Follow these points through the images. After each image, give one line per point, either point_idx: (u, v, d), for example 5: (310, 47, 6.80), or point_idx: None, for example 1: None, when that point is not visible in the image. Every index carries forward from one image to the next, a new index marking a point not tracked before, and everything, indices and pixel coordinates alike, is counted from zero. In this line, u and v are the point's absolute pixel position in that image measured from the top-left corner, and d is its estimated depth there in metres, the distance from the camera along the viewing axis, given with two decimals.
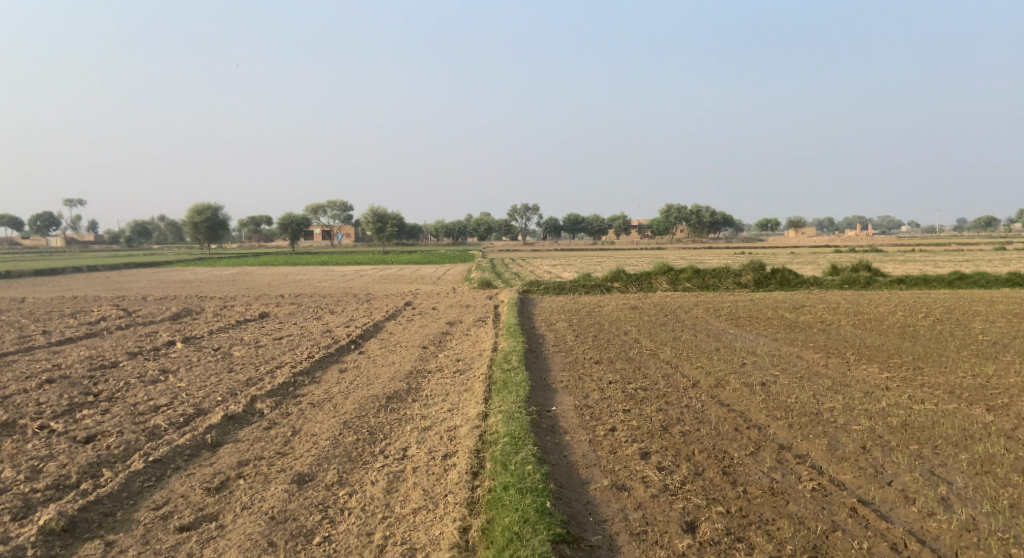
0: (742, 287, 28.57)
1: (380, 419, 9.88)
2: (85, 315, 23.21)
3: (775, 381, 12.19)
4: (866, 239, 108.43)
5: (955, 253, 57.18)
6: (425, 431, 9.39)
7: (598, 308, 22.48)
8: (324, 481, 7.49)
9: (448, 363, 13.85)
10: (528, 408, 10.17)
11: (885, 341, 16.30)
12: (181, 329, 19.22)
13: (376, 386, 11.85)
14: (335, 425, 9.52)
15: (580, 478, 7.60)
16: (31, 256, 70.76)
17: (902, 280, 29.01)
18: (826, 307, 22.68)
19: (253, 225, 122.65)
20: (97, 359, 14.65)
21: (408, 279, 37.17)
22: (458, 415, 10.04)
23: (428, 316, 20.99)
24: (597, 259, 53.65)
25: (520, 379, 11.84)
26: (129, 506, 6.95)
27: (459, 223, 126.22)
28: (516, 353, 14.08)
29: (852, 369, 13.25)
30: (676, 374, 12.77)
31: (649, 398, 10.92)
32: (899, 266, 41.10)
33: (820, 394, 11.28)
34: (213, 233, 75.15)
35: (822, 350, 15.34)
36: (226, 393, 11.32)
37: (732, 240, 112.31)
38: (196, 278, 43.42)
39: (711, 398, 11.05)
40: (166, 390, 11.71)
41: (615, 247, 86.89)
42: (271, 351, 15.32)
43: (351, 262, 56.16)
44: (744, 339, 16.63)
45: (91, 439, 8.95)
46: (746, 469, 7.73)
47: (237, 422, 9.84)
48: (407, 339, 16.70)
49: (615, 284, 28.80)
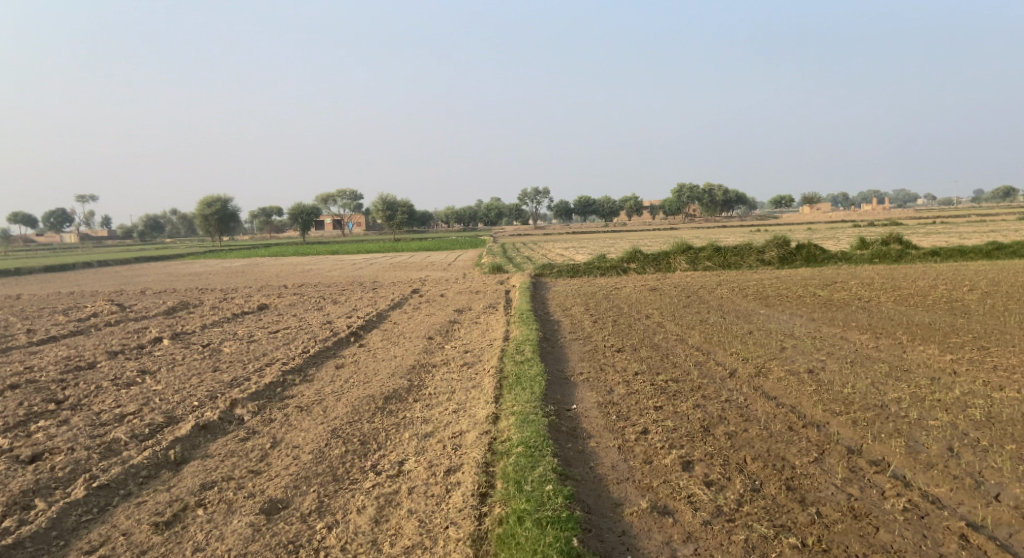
0: (765, 265, 26.96)
1: (375, 425, 8.54)
2: (78, 312, 21.98)
3: (823, 367, 10.74)
4: (887, 212, 105.61)
5: (978, 224, 55.13)
6: (425, 439, 8.05)
7: (615, 290, 21.09)
8: (299, 510, 6.19)
9: (455, 355, 12.52)
10: (545, 408, 8.77)
11: (936, 318, 14.76)
12: (173, 324, 17.96)
13: (374, 385, 10.51)
14: (321, 435, 8.17)
15: (611, 498, 6.25)
16: (41, 252, 70.34)
17: (936, 252, 27.29)
18: (860, 283, 21.14)
19: (263, 217, 121.90)
20: (74, 361, 13.39)
21: (416, 267, 35.70)
22: (464, 419, 8.68)
23: (435, 304, 19.63)
24: (611, 240, 52.19)
25: (535, 374, 10.44)
26: (56, 549, 5.72)
27: (470, 211, 125.00)
28: (529, 342, 12.74)
29: (908, 352, 11.76)
30: (711, 362, 11.33)
31: (683, 392, 9.51)
32: (926, 238, 39.10)
33: (879, 382, 9.81)
34: (223, 226, 73.91)
35: (868, 329, 13.87)
36: (203, 397, 10.00)
37: (733, 221, 104.99)
38: (201, 270, 42.25)
39: (753, 390, 9.62)
40: (138, 394, 10.42)
41: (627, 228, 84.74)
42: (262, 345, 14.01)
43: (363, 250, 55.21)
44: (778, 321, 15.12)
45: (37, 458, 7.71)
46: (816, 481, 6.37)
47: (210, 432, 8.52)
48: (411, 330, 15.33)
49: (632, 265, 27.31)
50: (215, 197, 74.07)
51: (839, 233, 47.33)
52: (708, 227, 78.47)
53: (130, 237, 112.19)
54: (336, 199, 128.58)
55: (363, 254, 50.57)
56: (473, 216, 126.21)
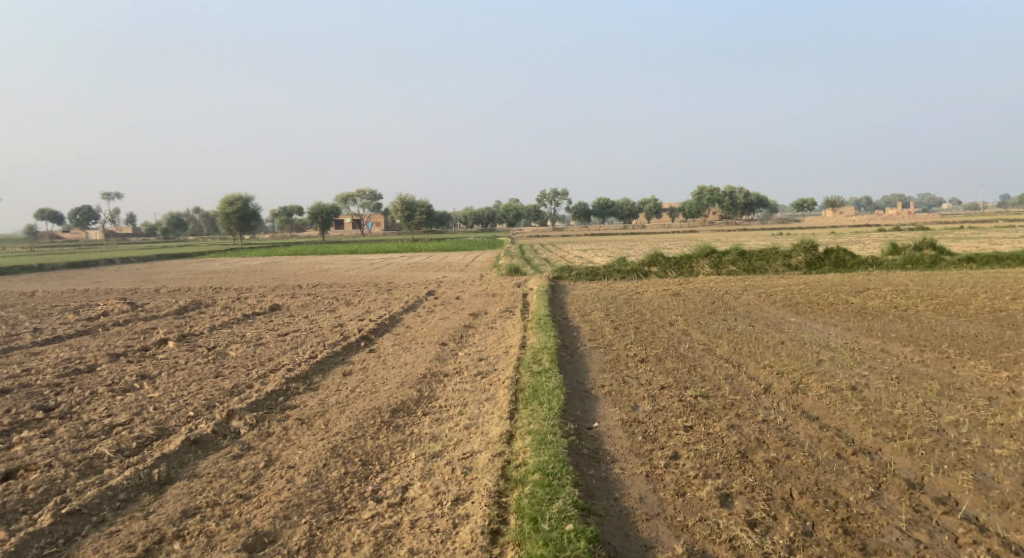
0: (792, 270, 25.95)
1: (379, 443, 7.84)
2: (87, 310, 21.49)
3: (867, 384, 9.85)
4: (911, 216, 103.62)
5: (1009, 230, 53.44)
6: (434, 460, 7.36)
7: (636, 294, 20.27)
8: (286, 548, 5.65)
9: (469, 363, 11.79)
10: (565, 427, 8.03)
11: (981, 330, 13.79)
12: (181, 325, 17.40)
13: (381, 396, 9.79)
14: (320, 454, 7.47)
15: (639, 540, 5.69)
16: (64, 249, 70.83)
17: (971, 258, 26.13)
18: (894, 290, 20.13)
19: (284, 216, 122.40)
20: (74, 363, 12.83)
21: (433, 267, 35.05)
22: (477, 437, 7.97)
23: (450, 307, 18.92)
24: (631, 243, 51.19)
25: (553, 387, 9.68)
26: None
27: (489, 211, 124.37)
28: (546, 351, 11.98)
29: (958, 368, 10.83)
30: (742, 376, 10.50)
31: (715, 410, 8.70)
32: (959, 245, 37.68)
33: (931, 402, 8.93)
34: (244, 225, 73.81)
35: (909, 341, 12.95)
36: (200, 406, 9.34)
37: (754, 224, 103.43)
38: (218, 268, 41.88)
39: (792, 409, 8.80)
40: (133, 402, 9.80)
41: (647, 231, 83.79)
42: (269, 350, 13.36)
43: (381, 250, 54.63)
44: (811, 330, 14.22)
45: (11, 476, 7.18)
46: (877, 525, 5.72)
47: (201, 447, 7.85)
48: (424, 335, 14.62)
49: (654, 269, 26.45)
50: (236, 195, 74.11)
51: (866, 238, 46.02)
52: (730, 230, 77.11)
53: (154, 235, 113.11)
54: (355, 198, 128.48)
55: (381, 254, 50.08)
56: (492, 217, 125.58)
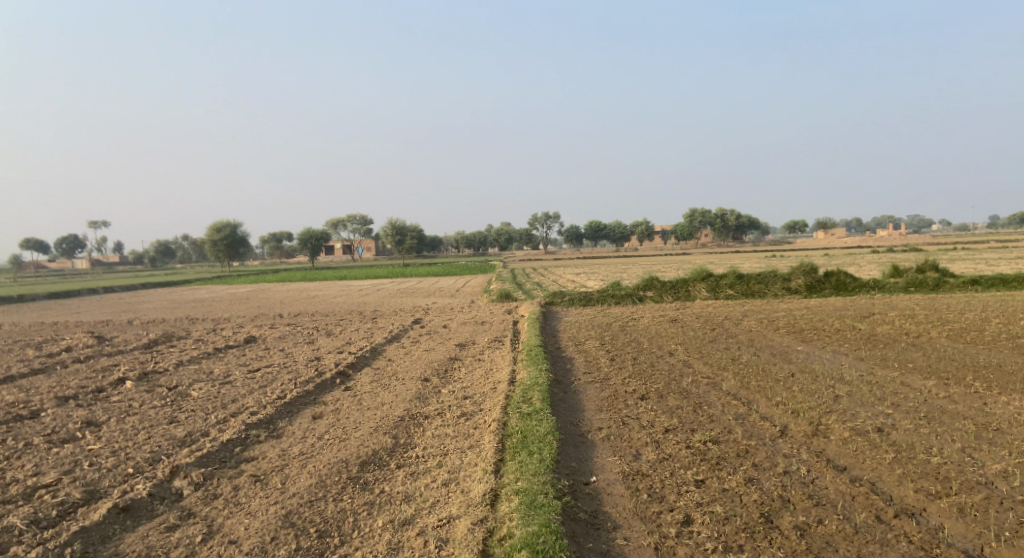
0: (792, 294, 24.99)
1: (342, 506, 6.71)
2: (50, 345, 20.14)
3: (894, 425, 8.78)
4: (902, 239, 103.46)
5: (1001, 250, 53.09)
6: (406, 528, 6.29)
7: (632, 321, 19.23)
8: None
9: (452, 403, 10.67)
10: (558, 483, 6.98)
11: (1005, 359, 12.78)
12: (146, 361, 16.15)
13: (350, 446, 8.63)
14: (269, 524, 6.39)
15: None
16: (46, 279, 69.11)
17: (976, 279, 25.25)
18: (900, 314, 19.19)
19: (274, 243, 121.18)
20: (17, 408, 11.58)
21: (423, 293, 33.98)
22: (456, 497, 6.88)
23: (436, 338, 17.76)
24: (626, 267, 50.11)
25: (544, 433, 8.58)
26: None
27: (481, 235, 123.54)
28: (536, 388, 10.88)
29: (990, 404, 9.81)
30: (755, 415, 9.42)
31: (729, 458, 7.65)
32: (959, 266, 36.83)
33: (971, 447, 7.89)
34: (232, 252, 72.47)
35: (930, 373, 11.92)
36: (142, 462, 8.18)
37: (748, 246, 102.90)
38: (200, 297, 40.50)
39: (816, 456, 7.73)
40: (68, 456, 8.61)
41: (638, 254, 82.99)
42: (234, 391, 12.19)
43: (370, 276, 53.35)
44: (821, 361, 13.13)
45: None
46: None
47: (132, 515, 6.76)
48: (405, 370, 13.50)
49: (649, 294, 25.47)
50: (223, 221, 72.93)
51: (861, 260, 45.39)
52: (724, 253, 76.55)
53: (140, 262, 111.29)
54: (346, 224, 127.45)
55: (369, 280, 48.94)
56: (483, 241, 124.63)
